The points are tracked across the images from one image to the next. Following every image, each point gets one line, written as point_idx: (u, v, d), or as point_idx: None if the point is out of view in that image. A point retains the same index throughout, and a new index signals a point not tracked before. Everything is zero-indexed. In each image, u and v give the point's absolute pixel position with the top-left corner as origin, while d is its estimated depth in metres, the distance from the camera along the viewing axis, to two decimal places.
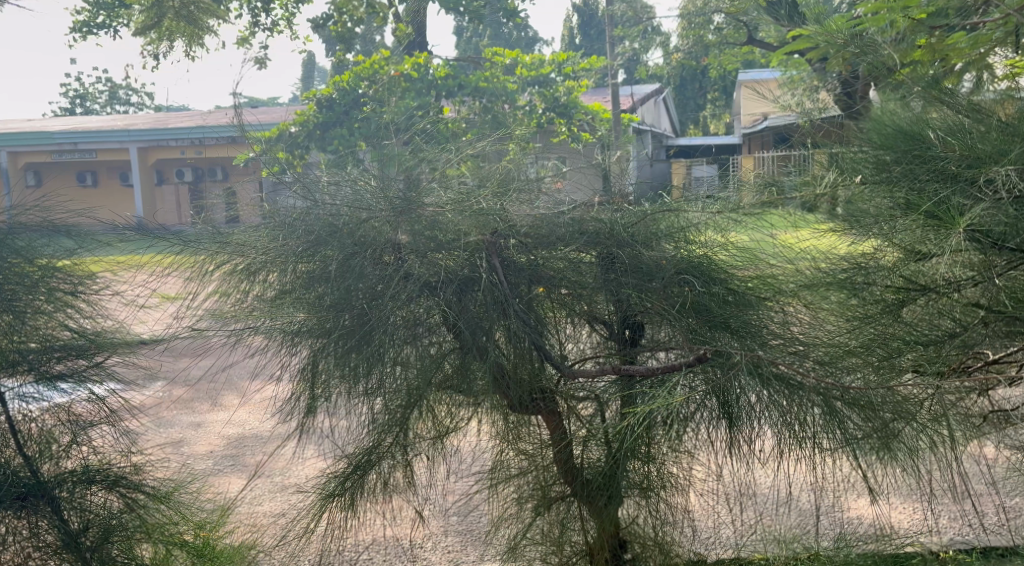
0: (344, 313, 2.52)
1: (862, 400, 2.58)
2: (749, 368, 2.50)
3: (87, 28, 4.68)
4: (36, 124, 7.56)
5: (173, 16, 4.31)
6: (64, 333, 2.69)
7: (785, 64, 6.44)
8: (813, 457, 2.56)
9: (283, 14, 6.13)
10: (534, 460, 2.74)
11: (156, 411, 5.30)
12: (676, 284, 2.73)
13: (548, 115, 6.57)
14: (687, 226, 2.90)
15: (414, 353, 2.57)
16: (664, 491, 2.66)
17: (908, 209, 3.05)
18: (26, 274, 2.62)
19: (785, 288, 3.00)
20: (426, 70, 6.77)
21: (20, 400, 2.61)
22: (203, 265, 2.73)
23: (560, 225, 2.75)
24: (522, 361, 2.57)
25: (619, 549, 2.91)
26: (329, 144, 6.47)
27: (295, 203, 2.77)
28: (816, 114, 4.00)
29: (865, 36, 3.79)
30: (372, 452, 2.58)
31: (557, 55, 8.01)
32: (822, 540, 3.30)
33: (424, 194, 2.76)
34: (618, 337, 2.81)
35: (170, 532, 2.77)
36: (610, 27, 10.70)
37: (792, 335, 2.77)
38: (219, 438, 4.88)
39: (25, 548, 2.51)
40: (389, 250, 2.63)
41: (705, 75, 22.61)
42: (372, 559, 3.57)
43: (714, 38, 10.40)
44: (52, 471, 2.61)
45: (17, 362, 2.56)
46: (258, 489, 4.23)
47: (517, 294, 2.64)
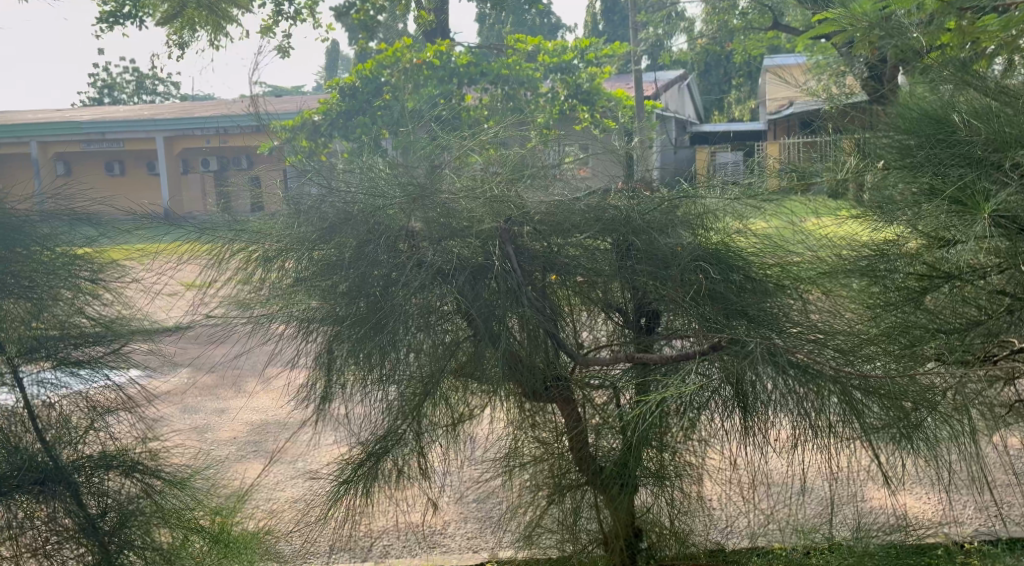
0: (359, 300, 2.52)
1: (881, 388, 2.52)
2: (765, 356, 2.45)
3: (114, 18, 4.69)
4: (66, 113, 7.67)
5: (195, 5, 4.25)
6: (83, 320, 2.73)
7: (812, 49, 6.37)
8: (830, 447, 2.51)
9: (307, 3, 6.14)
10: (549, 447, 2.76)
11: (182, 397, 5.41)
12: (691, 271, 2.69)
13: (571, 103, 6.60)
14: (704, 212, 2.88)
15: (428, 340, 2.55)
16: (679, 479, 2.68)
17: (933, 194, 3.04)
18: (45, 262, 2.66)
19: (806, 275, 2.95)
20: (448, 57, 6.85)
21: (39, 385, 2.63)
22: (220, 252, 2.72)
23: (575, 212, 2.73)
24: (536, 348, 2.55)
25: (634, 538, 2.91)
26: (351, 133, 6.47)
27: (311, 191, 2.77)
28: (841, 99, 3.92)
29: (893, 18, 3.71)
30: (388, 438, 2.56)
31: (580, 41, 7.77)
32: (841, 528, 3.28)
33: (440, 181, 2.75)
34: (633, 324, 2.80)
35: (187, 517, 2.81)
36: (634, 13, 10.67)
37: (810, 324, 2.72)
38: (243, 424, 4.95)
39: (42, 533, 2.55)
40: (403, 238, 2.63)
41: (730, 62, 22.47)
42: (393, 547, 3.61)
43: (738, 23, 10.31)
44: (70, 457, 2.65)
45: (35, 348, 2.60)
46: (280, 474, 4.30)
47: (531, 281, 2.63)
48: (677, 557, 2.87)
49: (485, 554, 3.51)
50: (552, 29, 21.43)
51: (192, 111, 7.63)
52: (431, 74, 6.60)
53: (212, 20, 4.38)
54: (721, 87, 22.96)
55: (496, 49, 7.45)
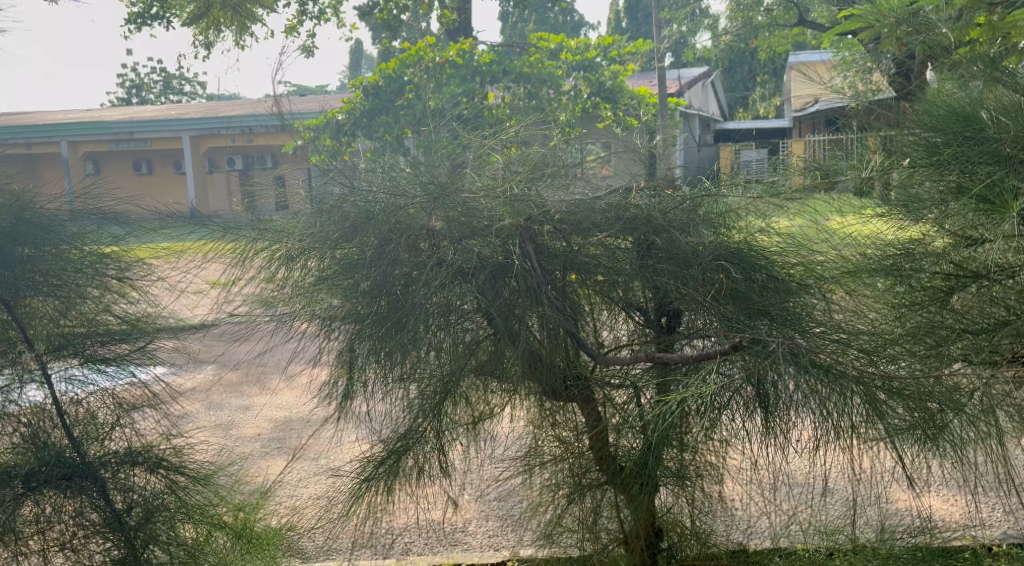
0: (379, 299, 2.53)
1: (905, 389, 2.50)
2: (787, 356, 2.42)
3: (142, 19, 4.75)
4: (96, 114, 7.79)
5: (220, 5, 4.26)
6: (111, 318, 2.78)
7: (838, 46, 6.32)
8: (853, 448, 2.48)
9: (331, 2, 6.18)
10: (570, 446, 2.76)
11: (208, 394, 5.48)
12: (712, 270, 2.67)
13: (593, 100, 6.63)
14: (725, 211, 2.87)
15: (448, 339, 2.54)
16: (699, 479, 2.67)
17: (961, 193, 2.98)
18: (75, 260, 2.71)
19: (829, 275, 2.93)
20: (471, 56, 7.05)
21: (67, 382, 2.66)
22: (244, 251, 2.75)
23: (596, 211, 2.72)
24: (556, 347, 2.54)
25: (655, 538, 2.90)
26: (375, 132, 6.54)
27: (333, 191, 2.78)
28: (866, 97, 3.88)
29: (922, 14, 3.67)
30: (410, 436, 2.57)
31: (604, 39, 7.77)
32: (865, 530, 3.26)
33: (460, 180, 2.75)
34: (654, 323, 2.79)
35: (210, 513, 2.83)
36: (659, 11, 10.62)
37: (834, 323, 2.69)
38: (267, 421, 5.00)
39: (69, 528, 2.58)
40: (424, 237, 2.62)
41: (756, 60, 22.34)
42: (415, 544, 3.64)
43: (762, 20, 10.37)
44: (97, 452, 2.68)
45: (63, 345, 2.65)
46: (302, 471, 4.34)
47: (551, 280, 2.62)
48: (698, 557, 2.86)
49: (506, 552, 3.52)
50: (572, 27, 21.35)
51: (218, 110, 7.70)
52: (454, 72, 6.72)
53: (236, 19, 4.37)
54: (745, 85, 22.83)
55: (519, 47, 7.49)
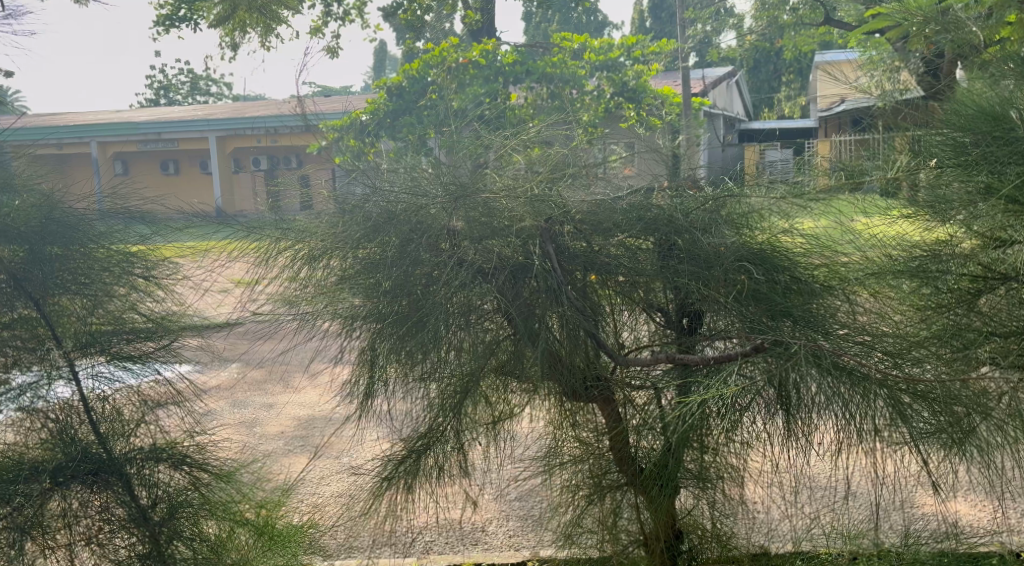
0: (400, 298, 2.53)
1: (931, 393, 2.47)
2: (809, 358, 2.40)
3: (170, 21, 4.81)
4: (124, 114, 7.92)
5: (246, 8, 4.31)
6: (136, 316, 2.82)
7: (865, 45, 6.24)
8: (877, 452, 2.46)
9: (355, 3, 6.22)
10: (590, 446, 2.78)
11: (232, 391, 5.54)
12: (734, 271, 2.65)
13: (616, 100, 6.63)
14: (749, 211, 2.86)
15: (468, 338, 2.55)
16: (721, 482, 2.63)
17: (989, 193, 2.94)
18: (105, 259, 2.76)
19: (854, 277, 2.89)
20: (494, 56, 7.10)
21: (93, 379, 2.71)
22: (267, 250, 2.79)
23: (617, 212, 2.72)
24: (576, 348, 2.52)
25: (675, 540, 2.88)
26: (398, 132, 6.57)
27: (356, 191, 2.81)
28: (893, 96, 3.84)
29: (951, 12, 3.61)
30: (430, 435, 2.59)
31: (627, 39, 7.75)
32: (889, 535, 3.23)
33: (481, 181, 2.76)
34: (675, 324, 2.78)
35: (233, 509, 2.86)
36: (683, 10, 10.56)
37: (858, 326, 2.67)
38: (290, 419, 5.04)
39: (94, 523, 2.61)
40: (445, 237, 2.63)
41: (781, 59, 22.19)
42: (436, 543, 3.65)
43: (789, 19, 10.29)
44: (123, 449, 2.71)
45: (89, 343, 2.68)
46: (325, 469, 4.36)
47: (570, 280, 2.62)
48: (719, 559, 2.84)
49: (526, 552, 3.52)
50: (596, 27, 21.28)
51: (244, 111, 7.78)
52: (477, 73, 6.75)
53: (262, 21, 4.42)
54: (770, 85, 22.67)
55: (542, 47, 7.50)
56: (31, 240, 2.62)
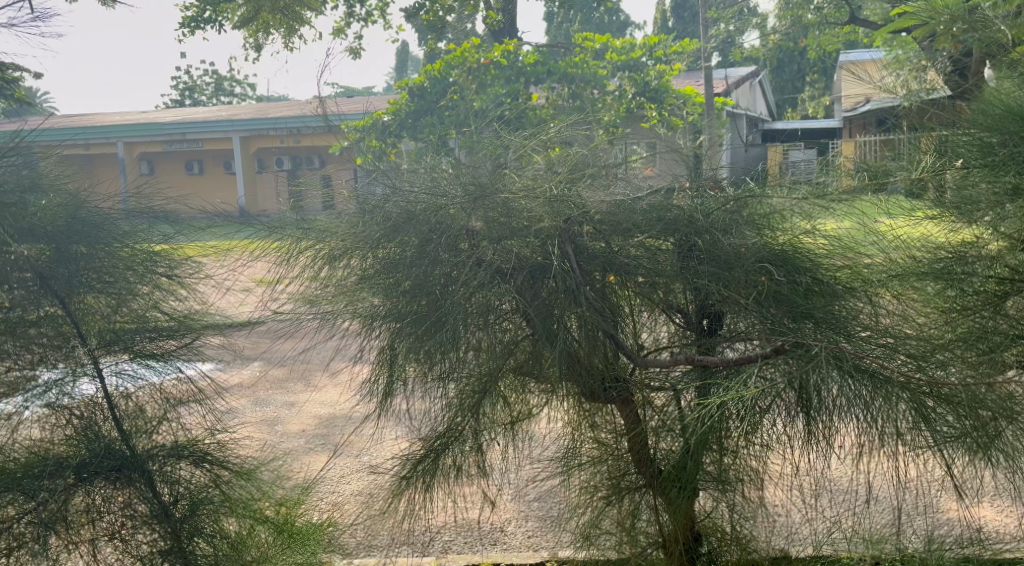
0: (419, 298, 2.54)
1: (955, 396, 2.45)
2: (830, 360, 2.38)
3: (196, 23, 4.86)
4: (151, 115, 8.03)
5: (270, 10, 4.34)
6: (158, 315, 2.85)
7: (891, 43, 6.15)
8: (900, 456, 2.43)
9: (377, 5, 6.25)
10: (608, 447, 2.77)
11: (255, 390, 5.59)
12: (755, 272, 2.63)
13: (638, 100, 6.60)
14: (770, 212, 2.83)
15: (486, 338, 2.56)
16: (741, 484, 2.58)
17: (1017, 194, 2.88)
18: (129, 257, 2.80)
19: (876, 279, 2.86)
20: (516, 57, 7.10)
21: (117, 375, 2.73)
22: (289, 250, 2.81)
23: (636, 212, 2.72)
24: (595, 350, 2.52)
25: (694, 542, 2.89)
26: (419, 132, 6.60)
27: (377, 191, 2.82)
28: (919, 96, 3.79)
29: (979, 10, 3.56)
30: (448, 435, 2.60)
31: (650, 39, 7.70)
32: (913, 540, 3.18)
33: (500, 181, 2.76)
34: (695, 326, 2.76)
35: (253, 507, 2.88)
36: (706, 10, 10.49)
37: (881, 328, 2.64)
38: (311, 417, 5.08)
39: (116, 519, 2.63)
40: (463, 237, 2.64)
41: (805, 59, 22.01)
42: (455, 542, 3.66)
43: (814, 18, 10.14)
44: (145, 445, 2.75)
45: (114, 340, 2.72)
46: (345, 467, 4.39)
47: (589, 281, 2.61)
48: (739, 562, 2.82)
49: (545, 553, 3.51)
50: (618, 26, 21.21)
51: (268, 111, 7.84)
52: (499, 73, 6.77)
53: (285, 23, 4.46)
54: (794, 86, 22.50)
55: (564, 47, 7.48)
56: (58, 239, 2.67)
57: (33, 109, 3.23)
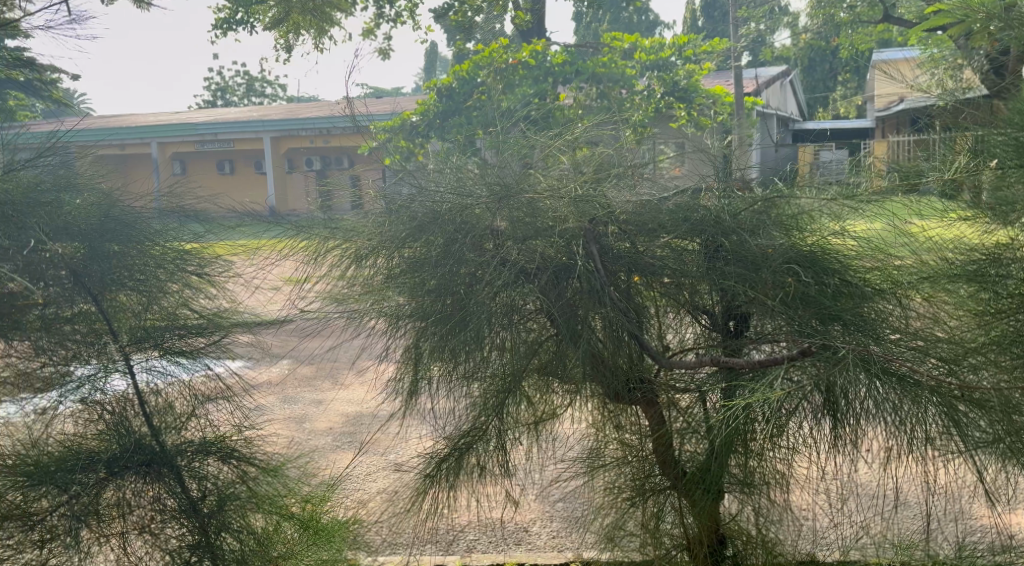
0: (444, 297, 2.55)
1: (987, 401, 2.40)
2: (857, 363, 2.35)
3: (228, 25, 4.92)
4: (184, 116, 8.15)
5: (300, 11, 4.39)
6: (188, 313, 2.91)
7: (926, 41, 6.05)
8: (930, 461, 2.39)
9: (407, 6, 6.29)
10: (633, 449, 2.76)
11: (283, 387, 5.65)
12: (783, 274, 2.61)
13: (667, 100, 6.56)
14: (798, 213, 2.80)
15: (511, 338, 2.56)
16: (767, 487, 2.52)
17: None
18: (160, 255, 2.86)
19: (907, 280, 2.82)
20: (544, 57, 7.11)
21: (147, 371, 2.77)
22: (316, 249, 2.84)
23: (662, 212, 2.71)
24: (619, 350, 2.51)
25: (719, 545, 2.87)
26: (447, 132, 6.63)
27: (403, 191, 2.84)
28: (953, 95, 3.73)
29: (1017, 7, 3.49)
30: (471, 434, 2.60)
31: (679, 37, 7.65)
32: (944, 546, 3.13)
33: (525, 181, 2.77)
34: (721, 328, 2.74)
35: (279, 503, 2.92)
36: (736, 9, 10.42)
37: (911, 331, 2.60)
38: (339, 415, 5.12)
39: (146, 513, 2.68)
40: (488, 237, 2.65)
41: (837, 58, 21.74)
42: (479, 541, 3.67)
43: (846, 17, 9.96)
44: (175, 441, 2.79)
45: (144, 337, 2.77)
46: (371, 465, 4.42)
47: (614, 281, 2.60)
48: None
49: (569, 554, 3.50)
50: (647, 26, 21.09)
51: (298, 111, 7.93)
52: (527, 73, 6.78)
53: (315, 24, 4.50)
54: (826, 85, 22.23)
55: (592, 47, 7.47)
56: (91, 238, 2.72)
57: (70, 110, 3.30)
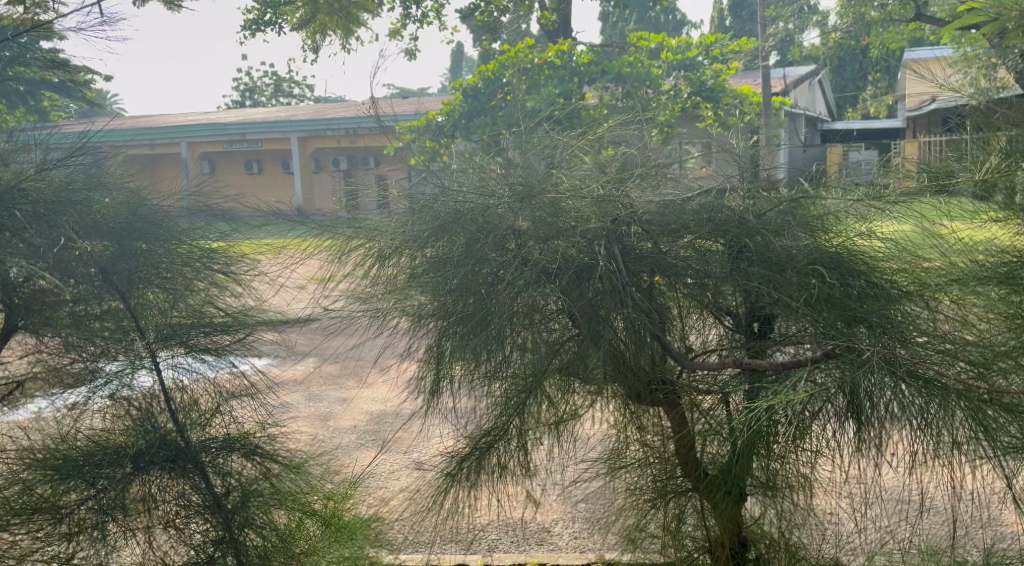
0: (465, 297, 2.56)
1: (1017, 406, 2.37)
2: (882, 366, 2.32)
3: (256, 25, 4.98)
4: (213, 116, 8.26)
5: (327, 12, 4.43)
6: (213, 311, 2.94)
7: (959, 40, 5.95)
8: (957, 467, 2.36)
9: (433, 6, 6.31)
10: (655, 450, 2.75)
11: (308, 385, 5.70)
12: (807, 275, 2.58)
13: (693, 100, 6.52)
14: (824, 214, 2.78)
15: (532, 337, 2.57)
16: (790, 490, 2.51)
17: None
18: (187, 253, 2.90)
19: (935, 283, 2.78)
20: (570, 57, 7.10)
21: (174, 368, 2.82)
22: (339, 248, 2.86)
23: (685, 213, 2.70)
24: (641, 350, 2.50)
25: (741, 548, 2.85)
26: (472, 132, 6.65)
27: (426, 191, 2.86)
28: (985, 95, 3.67)
29: None
30: (492, 434, 2.61)
31: (706, 37, 7.60)
32: (972, 553, 3.09)
33: (548, 181, 2.77)
34: (745, 329, 2.72)
35: (302, 500, 2.95)
36: (765, 8, 10.33)
37: (939, 333, 2.56)
38: (363, 414, 5.16)
39: (171, 508, 2.70)
40: (511, 237, 2.65)
41: (868, 57, 21.46)
42: (501, 541, 3.68)
43: (877, 15, 9.84)
44: (200, 437, 2.83)
45: (170, 334, 2.81)
46: (394, 463, 4.45)
47: (636, 282, 2.59)
48: None
49: (591, 555, 3.50)
50: (674, 25, 20.96)
51: (325, 112, 8.00)
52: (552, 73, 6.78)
53: (342, 25, 4.54)
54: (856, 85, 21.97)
55: (618, 47, 7.45)
56: (119, 236, 2.76)
57: (101, 110, 3.35)
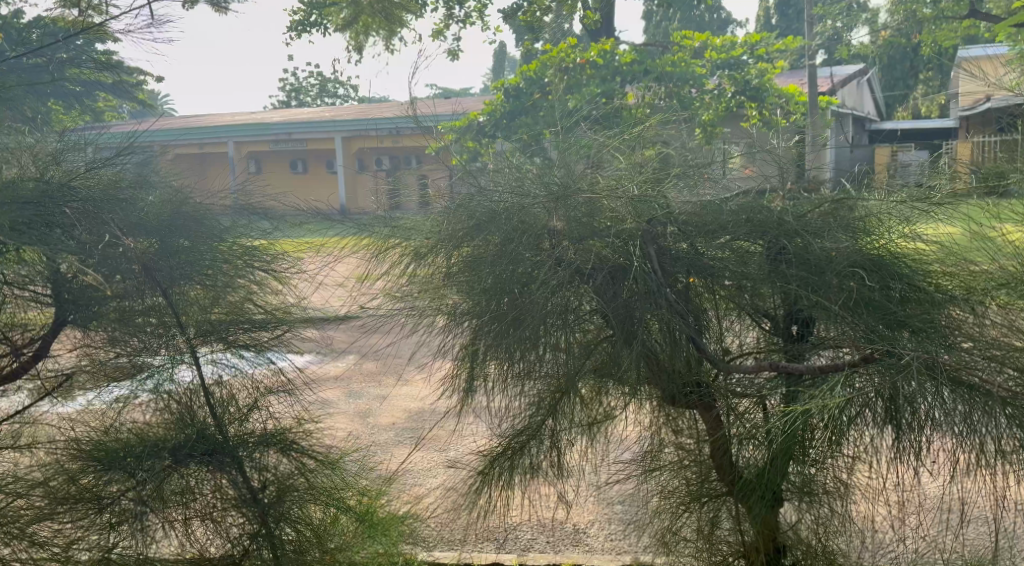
0: (499, 297, 2.56)
1: None
2: (924, 371, 2.27)
3: (301, 26, 5.05)
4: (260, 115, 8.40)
5: (370, 13, 4.46)
6: (252, 308, 3.02)
7: (1015, 37, 5.77)
8: (1002, 476, 2.29)
9: (475, 7, 6.32)
10: (691, 453, 2.72)
11: (348, 382, 5.76)
12: (848, 278, 2.54)
13: (738, 99, 6.43)
14: (867, 215, 2.71)
15: (565, 338, 2.54)
16: (828, 496, 2.52)
17: None
18: (231, 252, 3.00)
19: (983, 287, 2.71)
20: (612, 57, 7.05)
21: (213, 364, 2.92)
22: (376, 246, 2.89)
23: (723, 214, 2.66)
24: (677, 352, 2.48)
25: (778, 554, 2.80)
26: (513, 132, 6.65)
27: (462, 191, 2.87)
28: None
29: None
30: (525, 433, 2.60)
31: (752, 35, 7.50)
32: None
33: (584, 181, 2.76)
34: (783, 331, 2.68)
35: (337, 495, 2.98)
36: (813, 6, 10.14)
37: (985, 339, 2.49)
38: (401, 411, 5.20)
39: (209, 501, 2.75)
40: (546, 237, 2.64)
41: (919, 55, 20.96)
42: (536, 540, 3.67)
43: (930, 12, 9.61)
44: (237, 432, 2.87)
45: (210, 331, 2.86)
46: (431, 460, 4.48)
47: (672, 283, 2.56)
48: None
49: (626, 557, 3.47)
50: (718, 24, 20.71)
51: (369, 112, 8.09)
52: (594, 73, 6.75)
53: (385, 26, 4.58)
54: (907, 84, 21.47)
55: (662, 46, 7.38)
56: (162, 233, 2.82)
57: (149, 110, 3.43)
